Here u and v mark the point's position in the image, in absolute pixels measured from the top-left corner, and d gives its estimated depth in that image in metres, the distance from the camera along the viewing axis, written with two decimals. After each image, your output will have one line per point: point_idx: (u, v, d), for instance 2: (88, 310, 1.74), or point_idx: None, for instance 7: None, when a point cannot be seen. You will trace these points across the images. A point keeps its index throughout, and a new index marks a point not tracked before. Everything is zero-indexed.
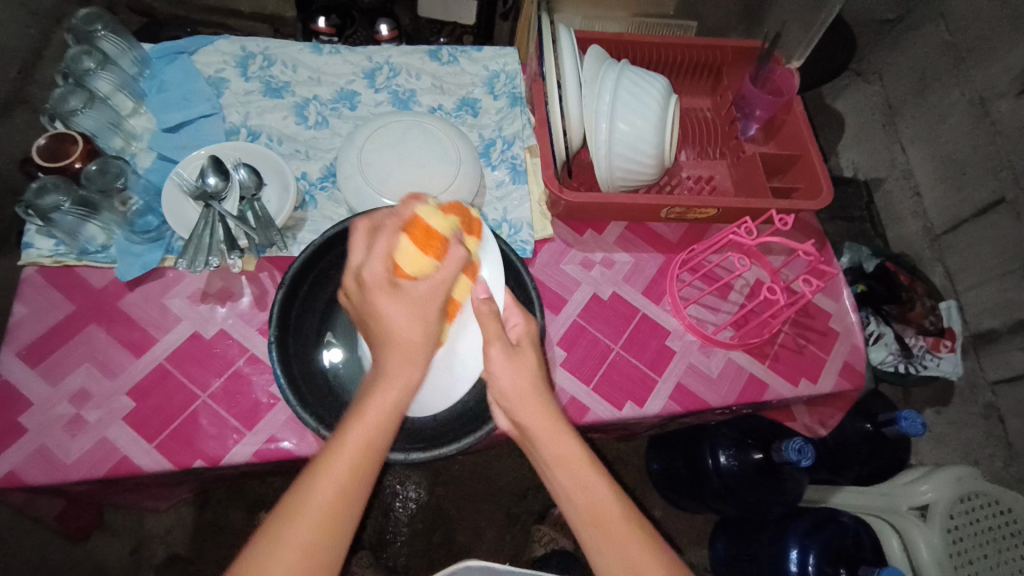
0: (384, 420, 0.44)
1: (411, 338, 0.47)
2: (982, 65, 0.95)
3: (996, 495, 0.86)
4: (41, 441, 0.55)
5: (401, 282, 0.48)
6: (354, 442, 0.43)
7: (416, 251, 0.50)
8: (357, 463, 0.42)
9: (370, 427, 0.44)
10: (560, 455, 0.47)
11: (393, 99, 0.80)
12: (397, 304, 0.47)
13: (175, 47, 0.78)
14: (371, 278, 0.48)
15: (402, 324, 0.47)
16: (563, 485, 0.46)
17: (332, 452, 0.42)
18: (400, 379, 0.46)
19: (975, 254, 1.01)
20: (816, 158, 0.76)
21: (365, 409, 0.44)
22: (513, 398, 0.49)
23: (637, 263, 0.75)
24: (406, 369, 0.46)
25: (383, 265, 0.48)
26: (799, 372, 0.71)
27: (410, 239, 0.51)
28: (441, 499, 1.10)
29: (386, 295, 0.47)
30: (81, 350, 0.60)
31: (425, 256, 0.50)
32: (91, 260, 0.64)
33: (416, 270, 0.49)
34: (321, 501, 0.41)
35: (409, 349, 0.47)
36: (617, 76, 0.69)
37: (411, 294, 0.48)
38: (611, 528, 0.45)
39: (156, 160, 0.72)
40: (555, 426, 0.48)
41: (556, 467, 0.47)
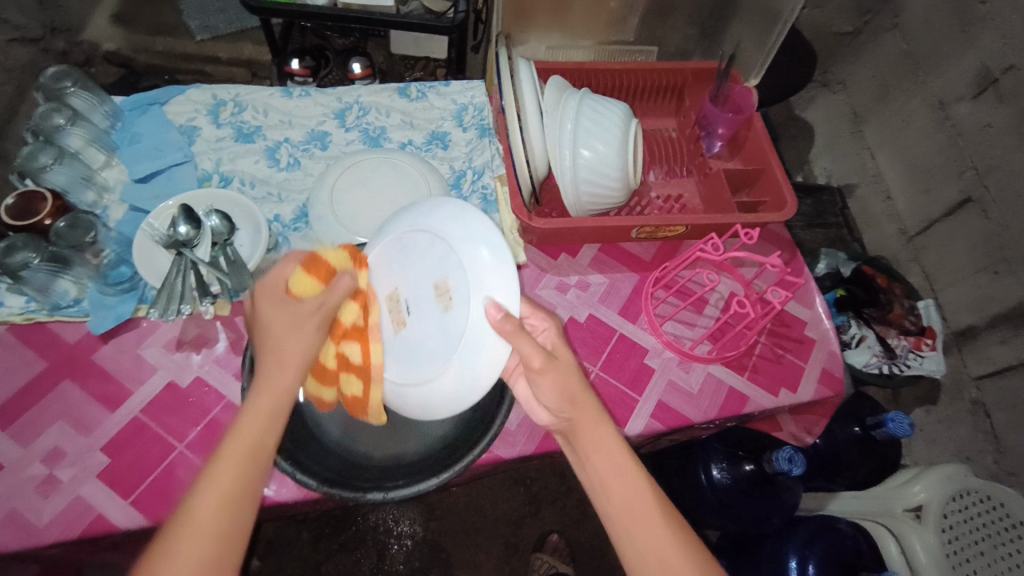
0: (259, 436, 0.46)
1: (290, 350, 0.50)
2: (939, 72, 0.99)
3: (986, 490, 0.86)
4: (14, 505, 0.55)
5: (288, 299, 0.53)
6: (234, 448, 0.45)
7: (305, 277, 0.55)
8: (238, 468, 0.44)
9: (247, 439, 0.45)
10: (603, 444, 0.49)
11: (364, 137, 0.81)
12: (282, 307, 0.52)
13: (147, 99, 0.79)
14: (262, 290, 0.53)
15: (281, 335, 0.51)
16: (608, 475, 0.48)
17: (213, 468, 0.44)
18: (270, 388, 0.48)
19: (949, 252, 1.03)
20: (778, 171, 0.78)
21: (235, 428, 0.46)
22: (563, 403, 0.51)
23: (612, 284, 0.76)
24: (279, 377, 0.49)
25: (275, 281, 0.54)
26: (778, 382, 0.71)
27: (302, 269, 0.55)
28: (437, 536, 1.08)
29: (271, 310, 0.52)
30: (53, 408, 0.60)
31: (312, 280, 0.55)
32: (62, 316, 0.64)
33: (303, 291, 0.54)
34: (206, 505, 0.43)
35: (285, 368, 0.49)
36: (577, 105, 0.71)
37: (295, 308, 0.52)
38: (648, 536, 0.46)
39: (128, 212, 0.73)
40: (602, 434, 0.49)
41: (599, 470, 0.49)
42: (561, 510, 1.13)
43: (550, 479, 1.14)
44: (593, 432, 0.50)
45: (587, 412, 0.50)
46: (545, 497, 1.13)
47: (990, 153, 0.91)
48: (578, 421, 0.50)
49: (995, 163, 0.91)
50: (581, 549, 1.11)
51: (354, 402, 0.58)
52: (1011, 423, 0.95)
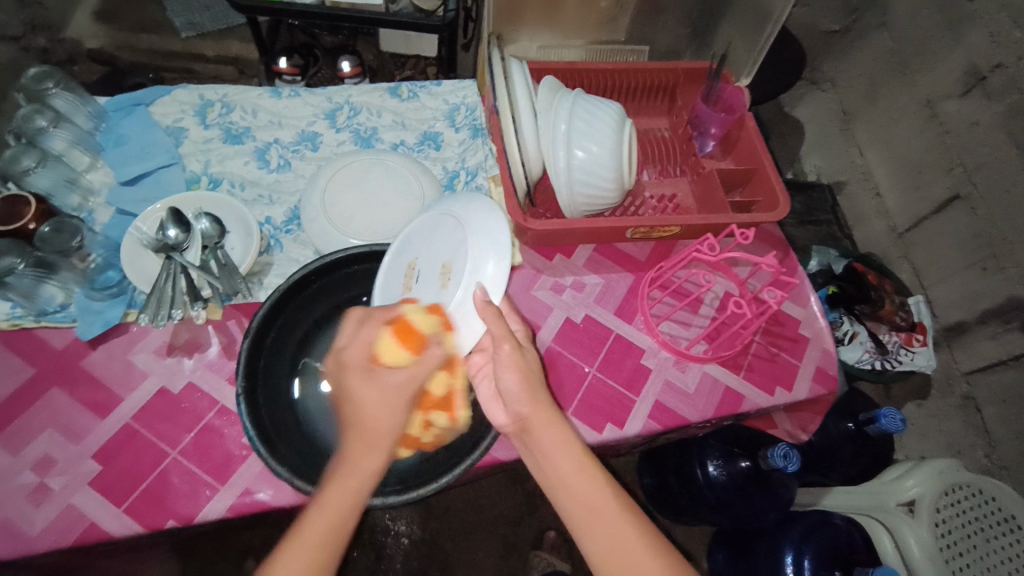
0: (340, 522, 0.44)
1: (375, 426, 0.47)
2: (927, 70, 1.00)
3: (979, 484, 0.87)
4: (4, 514, 0.54)
5: (375, 369, 0.49)
6: (314, 529, 0.44)
7: (396, 344, 0.50)
8: (317, 547, 0.44)
9: (329, 521, 0.44)
10: (556, 443, 0.49)
11: (355, 137, 0.80)
12: (371, 383, 0.48)
13: (132, 99, 0.77)
14: (348, 359, 0.49)
15: (368, 411, 0.47)
16: (561, 473, 0.48)
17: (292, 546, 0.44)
18: (356, 468, 0.46)
19: (939, 249, 1.03)
20: (771, 170, 0.78)
21: (308, 521, 0.44)
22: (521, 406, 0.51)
23: (608, 284, 0.75)
24: (364, 458, 0.46)
25: (362, 350, 0.50)
26: (773, 381, 0.71)
27: (393, 334, 0.50)
28: (435, 535, 1.08)
29: (358, 380, 0.48)
30: (42, 415, 0.58)
31: (403, 349, 0.50)
32: (49, 322, 0.63)
33: (393, 360, 0.49)
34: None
35: (365, 463, 0.46)
36: (571, 105, 0.70)
37: (383, 380, 0.48)
38: (621, 539, 0.46)
39: (115, 214, 0.71)
40: (559, 443, 0.49)
41: (561, 480, 0.48)
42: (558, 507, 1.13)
43: None
44: (549, 440, 0.49)
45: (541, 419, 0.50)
46: (542, 495, 1.13)
47: (978, 150, 0.92)
48: (534, 426, 0.50)
49: (983, 160, 0.91)
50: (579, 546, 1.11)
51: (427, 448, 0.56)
52: (1001, 418, 0.97)
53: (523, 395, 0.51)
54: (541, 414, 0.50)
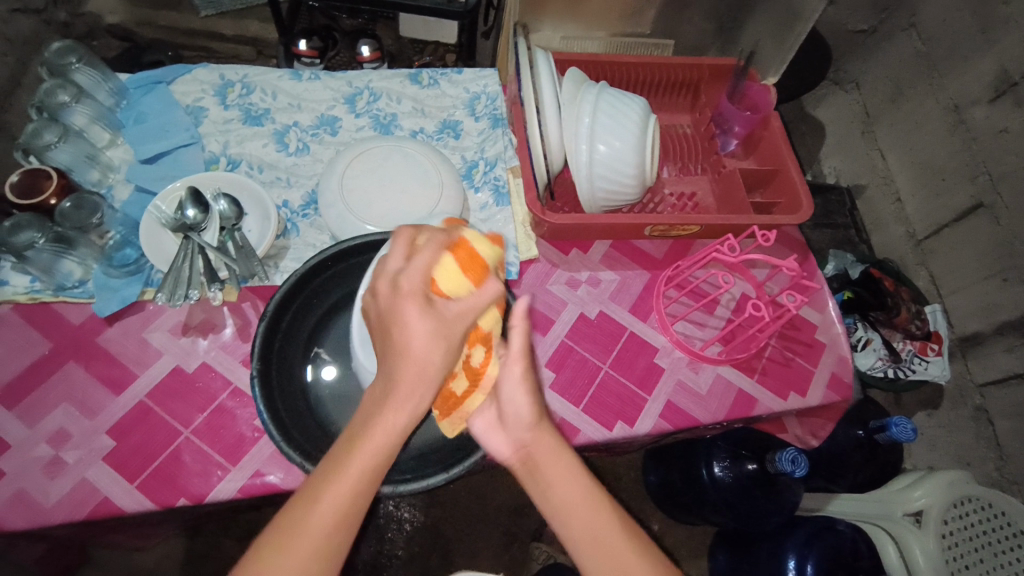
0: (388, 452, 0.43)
1: (429, 359, 0.44)
2: (956, 74, 0.97)
3: (987, 497, 0.85)
4: (20, 485, 0.54)
5: (434, 299, 0.44)
6: (363, 459, 0.42)
7: (457, 270, 0.45)
8: (366, 478, 0.42)
9: (378, 450, 0.43)
10: (562, 472, 0.49)
11: (375, 123, 0.80)
12: (428, 316, 0.43)
13: (153, 77, 0.77)
14: (405, 285, 0.44)
15: (422, 342, 0.43)
16: (569, 503, 0.47)
17: (337, 474, 0.42)
18: (408, 400, 0.44)
19: (958, 258, 1.02)
20: (795, 172, 0.77)
21: (364, 445, 0.43)
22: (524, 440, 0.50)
23: (623, 281, 0.75)
24: (416, 389, 0.44)
25: (421, 275, 0.44)
26: (787, 385, 0.71)
27: (455, 259, 0.45)
28: (436, 522, 1.08)
29: (415, 308, 0.43)
30: (58, 389, 0.59)
31: (465, 276, 0.45)
32: (67, 297, 0.63)
33: (451, 290, 0.45)
34: (330, 509, 0.41)
35: (413, 401, 0.44)
36: (595, 98, 0.69)
37: (443, 311, 0.44)
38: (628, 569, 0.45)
39: (134, 192, 0.72)
40: (565, 474, 0.48)
41: (565, 511, 0.47)
42: None
43: None
44: (554, 470, 0.49)
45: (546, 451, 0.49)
46: None
47: (1005, 158, 0.90)
48: (537, 455, 0.49)
49: (1008, 169, 0.89)
50: None
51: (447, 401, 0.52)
52: (1013, 431, 0.95)
53: (526, 422, 0.50)
54: (545, 444, 0.50)
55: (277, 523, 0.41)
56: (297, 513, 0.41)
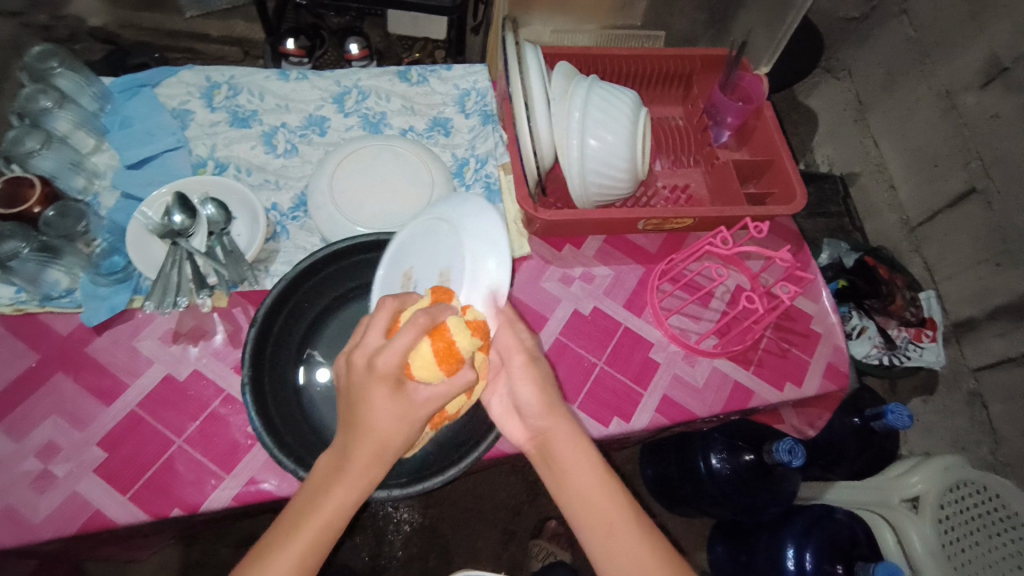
0: (333, 525, 0.43)
1: (389, 441, 0.42)
2: (947, 60, 0.97)
3: (983, 481, 0.86)
4: (10, 500, 0.54)
5: (406, 384, 0.42)
6: (311, 530, 0.42)
7: (433, 360, 0.43)
8: (311, 550, 0.42)
9: (325, 522, 0.42)
10: (575, 459, 0.48)
11: (364, 122, 0.79)
12: (398, 402, 0.42)
13: (137, 80, 0.76)
14: (380, 366, 0.42)
15: (386, 426, 0.42)
16: (579, 491, 0.47)
17: (284, 542, 0.42)
18: (362, 475, 0.43)
19: (952, 244, 1.02)
20: (788, 162, 0.76)
21: (315, 516, 0.42)
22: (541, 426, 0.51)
23: (617, 276, 0.75)
24: (370, 467, 0.43)
25: (397, 357, 0.41)
26: (783, 376, 0.71)
27: (433, 347, 0.43)
28: (436, 521, 1.08)
29: (384, 393, 0.42)
30: (47, 401, 0.58)
31: (440, 369, 0.43)
32: (54, 307, 0.62)
33: (425, 377, 0.44)
34: None
35: (367, 478, 0.43)
36: (586, 93, 0.68)
37: (412, 400, 0.42)
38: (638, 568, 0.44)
39: (120, 199, 0.71)
40: (577, 460, 0.48)
41: (576, 498, 0.47)
42: None
43: None
44: (568, 454, 0.49)
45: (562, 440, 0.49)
46: (544, 484, 1.14)
47: (997, 143, 0.90)
48: (553, 442, 0.50)
49: (1000, 154, 0.89)
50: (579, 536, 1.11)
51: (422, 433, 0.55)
52: (1008, 415, 0.96)
53: (543, 409, 0.51)
54: (562, 431, 0.49)
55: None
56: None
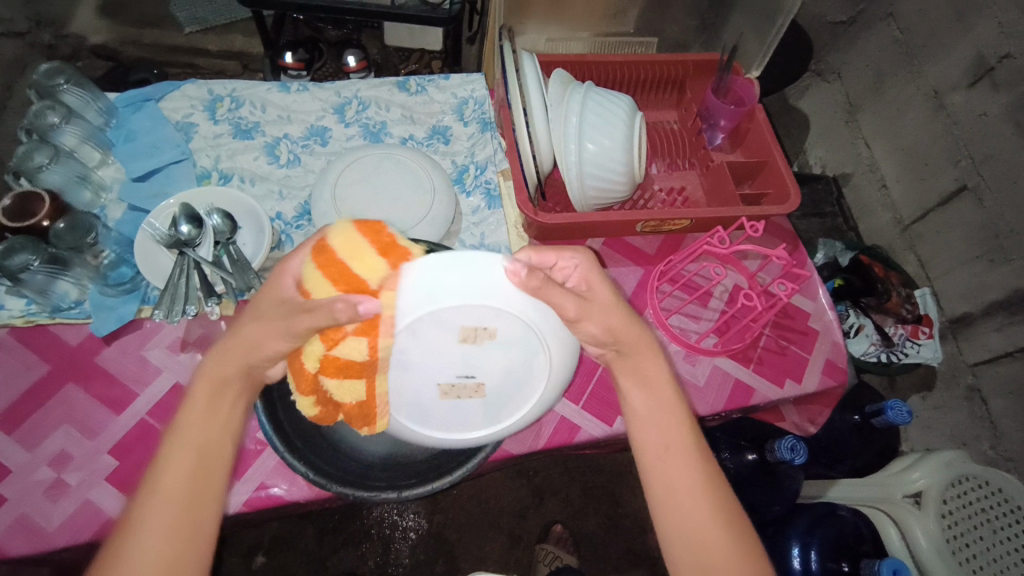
0: (218, 413, 0.48)
1: (252, 340, 0.49)
2: (934, 61, 0.99)
3: (985, 476, 0.87)
4: (22, 509, 0.54)
5: (288, 288, 0.51)
6: (201, 419, 0.47)
7: (314, 268, 0.49)
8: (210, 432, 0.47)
9: (211, 409, 0.47)
10: (650, 375, 0.53)
11: (364, 132, 0.80)
12: (278, 278, 0.51)
13: (141, 95, 0.78)
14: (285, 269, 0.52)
15: (255, 328, 0.49)
16: (642, 404, 0.52)
17: (182, 435, 0.46)
18: (226, 368, 0.49)
19: (945, 240, 1.03)
20: (781, 163, 0.78)
21: (197, 411, 0.47)
22: (642, 418, 0.51)
23: (617, 278, 0.76)
24: (233, 362, 0.49)
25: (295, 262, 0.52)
26: (783, 373, 0.72)
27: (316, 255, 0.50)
28: (441, 528, 1.08)
29: (267, 294, 0.51)
30: (58, 411, 0.59)
31: (317, 273, 0.48)
32: (64, 318, 0.63)
33: (307, 281, 0.49)
34: (181, 465, 0.45)
35: (243, 364, 0.49)
36: (582, 99, 0.70)
37: (281, 297, 0.50)
38: (694, 522, 0.46)
39: (127, 211, 0.72)
40: (654, 378, 0.52)
41: (639, 408, 0.52)
42: (563, 501, 1.13)
43: (552, 470, 1.15)
44: (645, 367, 0.53)
45: (666, 430, 0.50)
46: (549, 488, 1.14)
47: (987, 142, 0.92)
48: (634, 357, 0.53)
49: (990, 152, 0.91)
50: (585, 538, 1.11)
51: (323, 417, 0.52)
52: (1007, 410, 0.96)
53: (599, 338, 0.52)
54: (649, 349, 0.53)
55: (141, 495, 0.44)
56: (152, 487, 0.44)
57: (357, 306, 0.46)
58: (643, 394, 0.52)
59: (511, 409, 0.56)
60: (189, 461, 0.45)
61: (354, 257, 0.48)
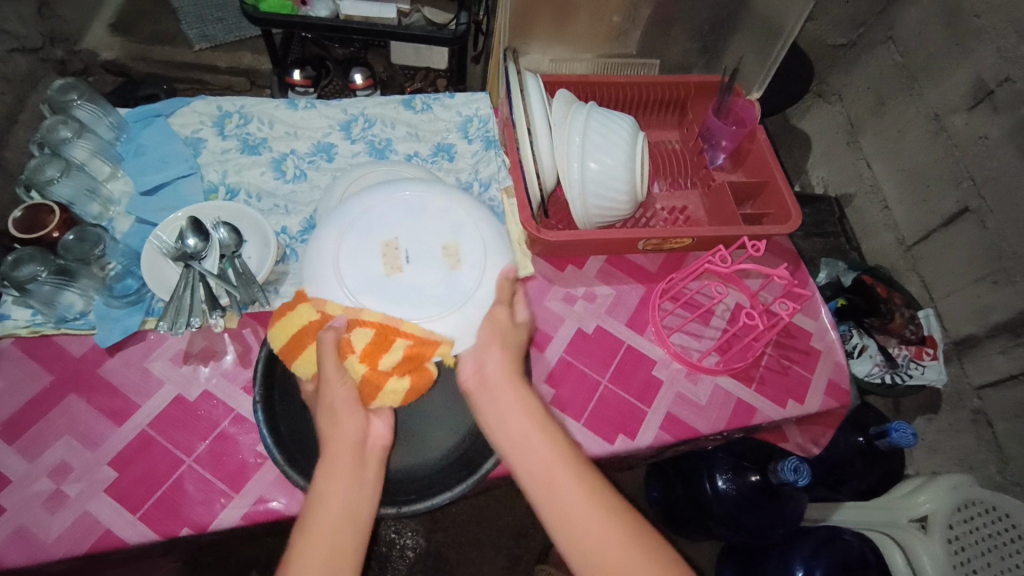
0: (349, 459, 0.49)
1: (346, 398, 0.51)
2: (934, 84, 1.00)
3: (993, 501, 0.85)
4: (20, 521, 0.54)
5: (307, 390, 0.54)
6: (343, 470, 0.49)
7: (298, 363, 0.53)
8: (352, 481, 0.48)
9: (346, 455, 0.49)
10: (506, 395, 0.53)
11: (370, 149, 0.81)
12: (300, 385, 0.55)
13: (152, 110, 0.79)
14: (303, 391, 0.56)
15: (339, 391, 0.51)
16: (505, 424, 0.51)
17: (326, 489, 0.48)
18: (346, 424, 0.50)
19: (948, 262, 1.03)
20: (783, 184, 0.79)
21: (331, 465, 0.49)
22: (512, 441, 0.51)
23: (619, 295, 0.76)
24: (352, 416, 0.50)
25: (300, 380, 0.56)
26: (785, 394, 0.71)
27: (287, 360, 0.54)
28: (440, 547, 1.07)
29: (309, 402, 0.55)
30: (60, 421, 0.59)
31: (300, 359, 0.53)
32: (68, 328, 0.63)
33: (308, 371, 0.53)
34: (330, 516, 0.47)
35: (349, 439, 0.50)
36: (585, 118, 0.71)
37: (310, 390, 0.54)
38: (578, 523, 0.46)
39: (135, 224, 0.73)
40: (506, 397, 0.53)
41: (502, 436, 0.51)
42: None
43: None
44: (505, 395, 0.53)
45: (535, 450, 0.50)
46: None
47: (988, 164, 0.92)
48: (491, 381, 0.53)
49: (991, 174, 0.92)
50: None
51: (418, 382, 0.53)
52: (1014, 434, 0.95)
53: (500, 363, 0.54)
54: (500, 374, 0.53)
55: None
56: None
57: (331, 327, 0.52)
58: (511, 419, 0.52)
59: (385, 300, 0.54)
60: (323, 553, 0.45)
61: (289, 323, 0.54)
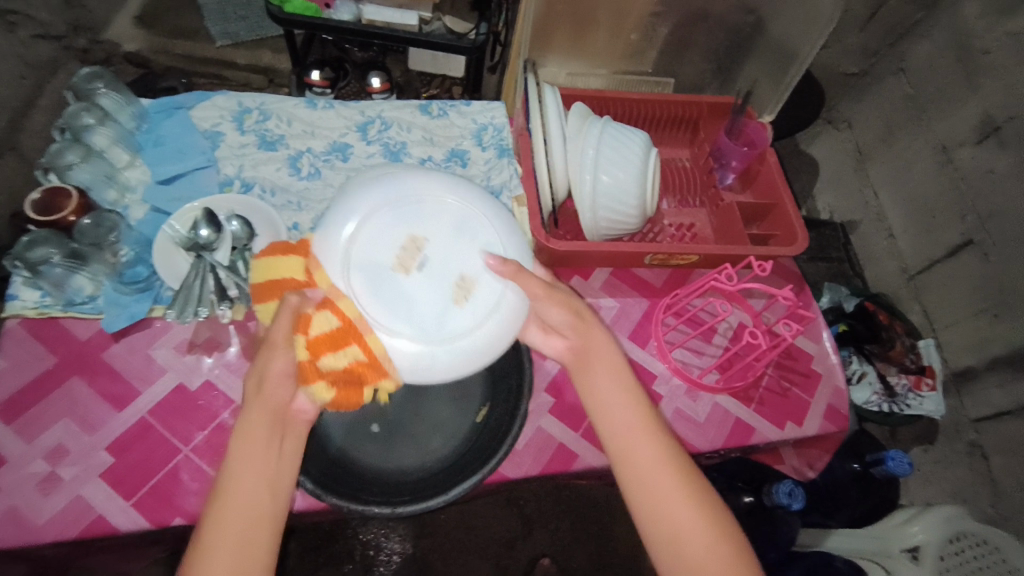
0: (267, 429, 0.49)
1: (279, 371, 0.51)
2: (942, 117, 1.01)
3: (985, 534, 0.86)
4: (12, 502, 0.54)
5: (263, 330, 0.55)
6: (259, 440, 0.49)
7: (263, 302, 0.54)
8: (267, 452, 0.49)
9: (266, 422, 0.50)
10: (602, 361, 0.58)
11: (385, 151, 0.82)
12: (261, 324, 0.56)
13: (174, 102, 0.80)
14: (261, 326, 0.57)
15: (276, 376, 0.51)
16: (599, 392, 0.57)
17: (242, 457, 0.48)
18: (270, 395, 0.50)
19: (949, 293, 1.04)
20: (791, 207, 0.79)
21: (248, 434, 0.49)
22: (601, 406, 0.57)
23: (623, 308, 0.77)
24: (279, 388, 0.51)
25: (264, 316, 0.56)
26: (784, 415, 0.72)
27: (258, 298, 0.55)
28: (426, 552, 1.04)
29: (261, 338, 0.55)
30: (60, 404, 0.60)
31: (269, 301, 0.54)
32: (76, 312, 0.64)
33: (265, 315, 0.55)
34: (246, 487, 0.47)
35: (274, 404, 0.50)
36: (600, 132, 0.72)
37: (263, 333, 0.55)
38: (654, 486, 0.52)
39: (150, 212, 0.74)
40: (601, 367, 0.58)
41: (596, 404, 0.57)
42: (552, 532, 1.08)
43: (541, 499, 1.08)
44: (599, 367, 0.58)
45: (622, 415, 0.55)
46: (535, 517, 1.08)
47: (992, 198, 0.93)
48: (590, 348, 0.59)
49: (995, 210, 0.93)
50: None
51: (344, 398, 0.52)
52: (1009, 468, 0.95)
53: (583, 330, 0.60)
54: (598, 343, 0.59)
55: (190, 549, 0.46)
56: (201, 536, 0.45)
57: (306, 293, 0.52)
58: (605, 386, 0.57)
59: (377, 300, 0.54)
60: (242, 512, 0.47)
61: (275, 266, 0.54)
